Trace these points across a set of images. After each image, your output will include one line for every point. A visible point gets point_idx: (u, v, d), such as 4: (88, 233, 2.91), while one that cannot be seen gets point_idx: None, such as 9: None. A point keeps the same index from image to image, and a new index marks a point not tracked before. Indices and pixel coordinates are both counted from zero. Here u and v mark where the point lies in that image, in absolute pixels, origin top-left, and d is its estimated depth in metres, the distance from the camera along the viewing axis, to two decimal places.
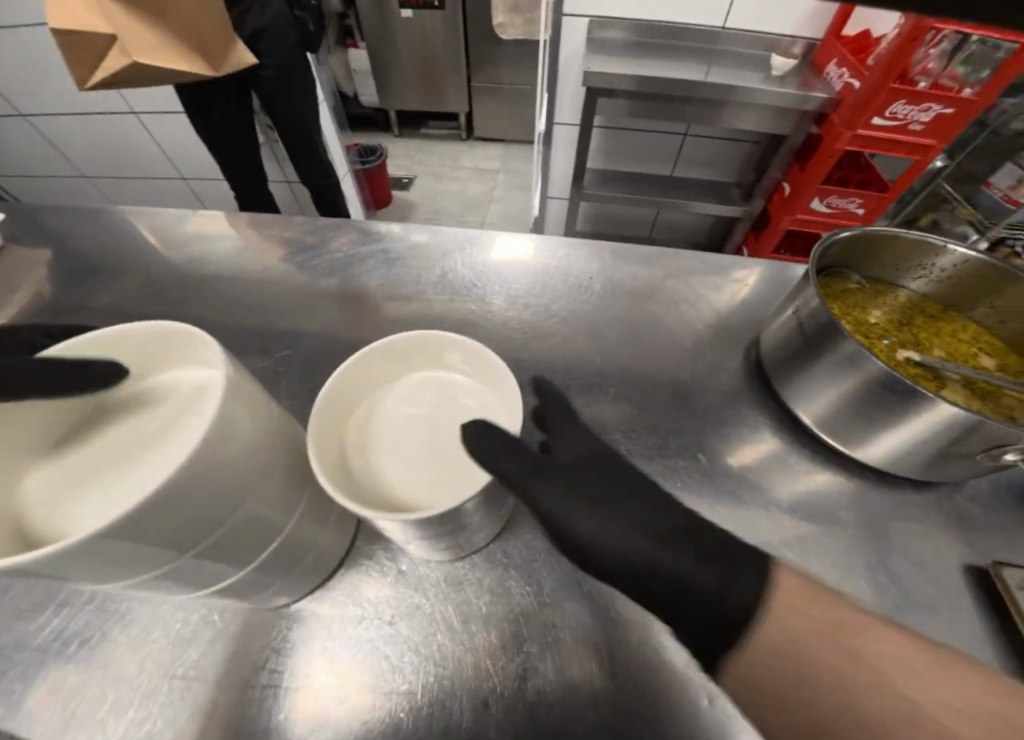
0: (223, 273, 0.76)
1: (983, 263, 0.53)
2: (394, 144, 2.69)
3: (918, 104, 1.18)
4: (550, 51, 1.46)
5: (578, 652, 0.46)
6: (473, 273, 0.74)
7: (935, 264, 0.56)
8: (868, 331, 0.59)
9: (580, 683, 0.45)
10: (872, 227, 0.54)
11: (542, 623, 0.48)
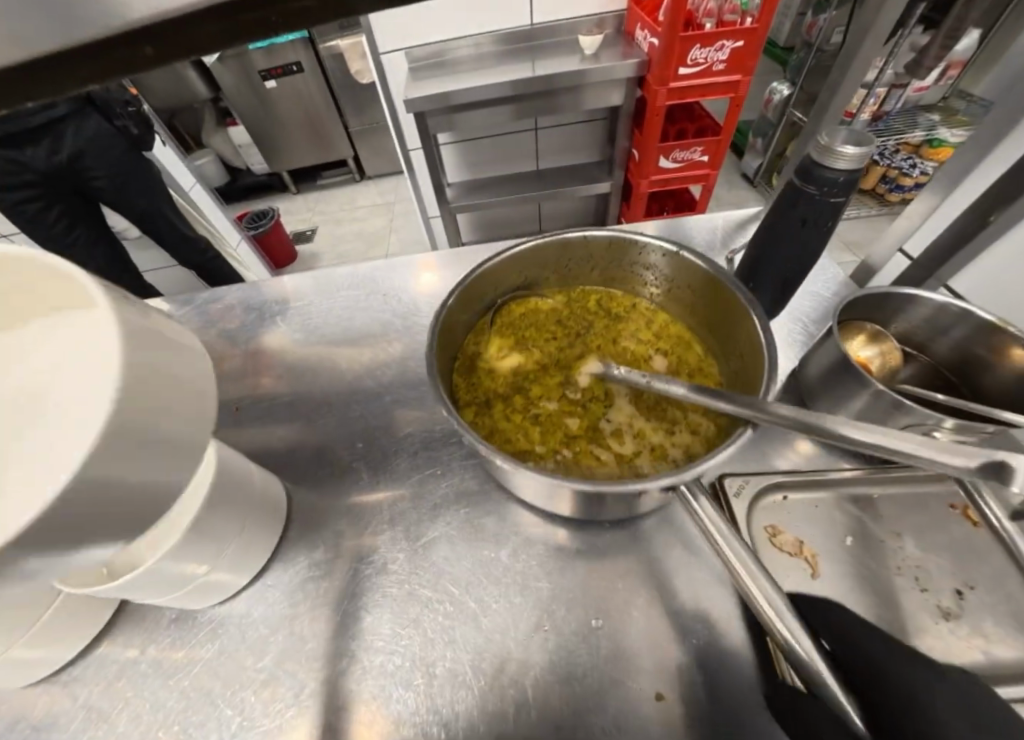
0: None
1: (621, 243, 0.57)
2: (293, 201, 2.73)
3: (711, 45, 1.25)
4: (382, 88, 1.52)
5: (365, 661, 0.41)
6: (284, 316, 0.76)
7: (592, 255, 0.59)
8: (557, 356, 0.60)
9: (362, 698, 0.39)
10: (522, 242, 0.55)
11: (331, 638, 0.43)
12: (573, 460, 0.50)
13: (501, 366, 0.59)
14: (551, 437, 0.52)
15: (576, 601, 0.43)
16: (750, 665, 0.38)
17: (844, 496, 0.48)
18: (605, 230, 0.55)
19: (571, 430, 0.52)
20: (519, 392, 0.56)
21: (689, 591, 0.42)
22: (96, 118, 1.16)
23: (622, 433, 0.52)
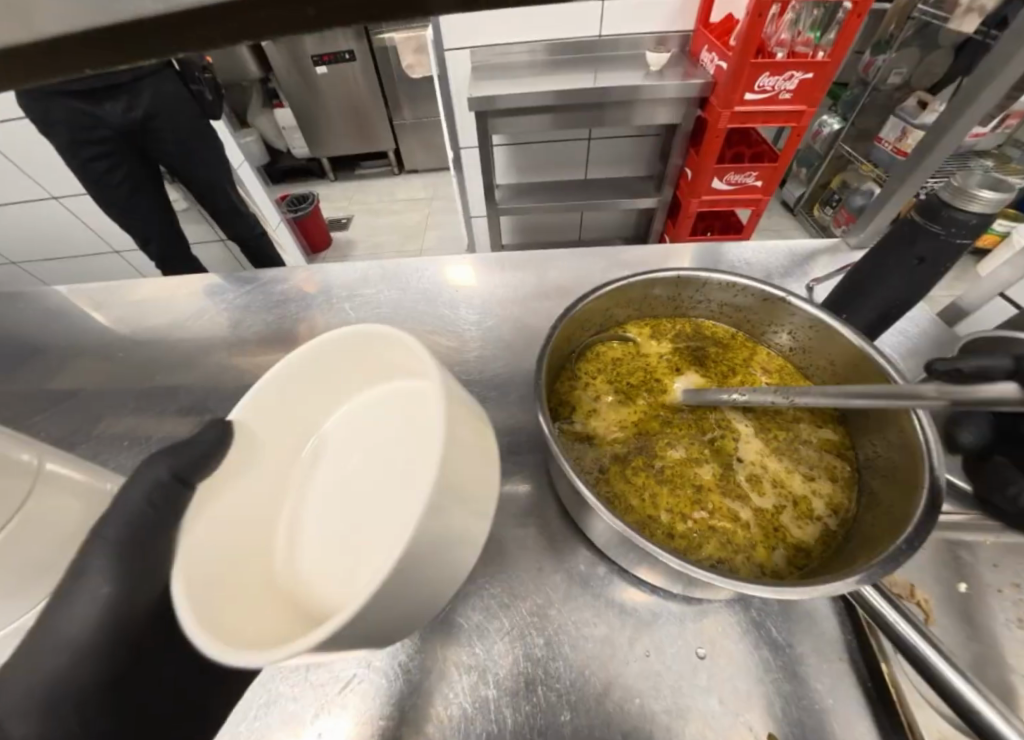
0: (119, 338, 0.79)
1: (731, 284, 0.52)
2: (330, 188, 2.74)
3: (780, 74, 1.20)
4: (442, 85, 1.52)
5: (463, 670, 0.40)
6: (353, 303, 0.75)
7: (692, 295, 0.55)
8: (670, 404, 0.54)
9: (461, 709, 0.38)
10: (619, 279, 0.50)
11: (427, 642, 0.41)
12: (709, 525, 0.44)
13: (609, 412, 0.52)
14: (674, 500, 0.46)
15: (675, 625, 0.41)
16: (866, 712, 0.36)
17: (950, 541, 0.47)
18: (717, 273, 0.51)
19: (696, 490, 0.46)
20: (635, 444, 0.49)
21: (800, 628, 0.41)
22: (162, 88, 1.16)
23: (758, 485, 0.47)
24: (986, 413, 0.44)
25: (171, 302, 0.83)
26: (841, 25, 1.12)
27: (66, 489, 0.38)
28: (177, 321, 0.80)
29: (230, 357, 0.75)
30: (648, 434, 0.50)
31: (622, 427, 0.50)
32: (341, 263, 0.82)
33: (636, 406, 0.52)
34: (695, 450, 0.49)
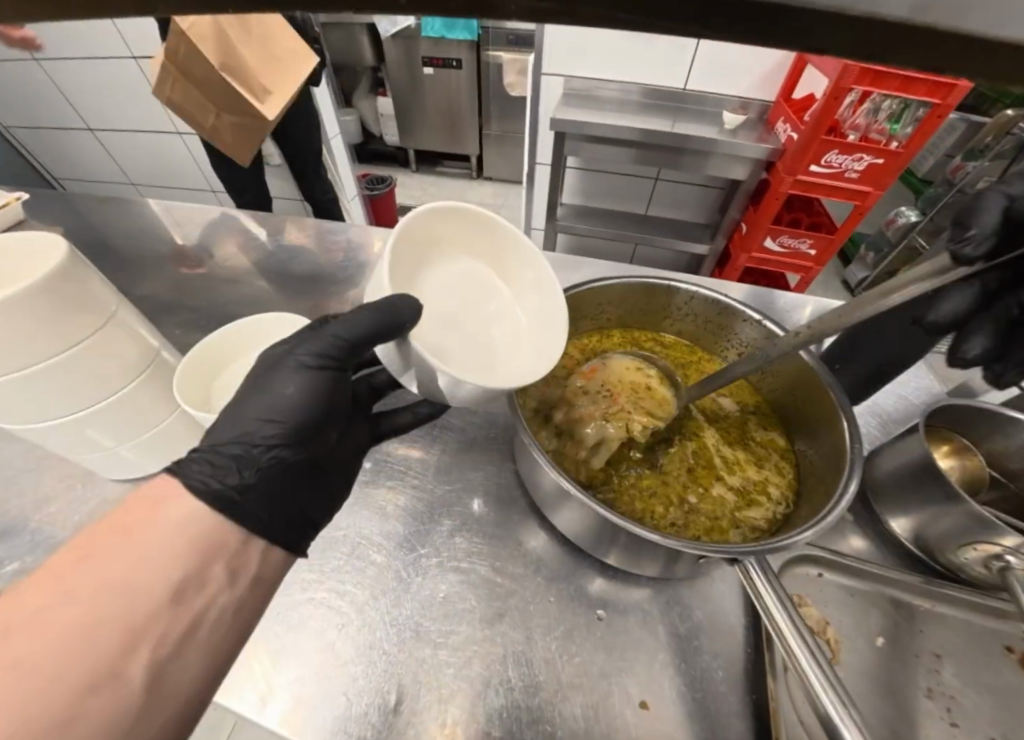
0: (194, 253, 0.91)
1: (714, 301, 0.56)
2: (410, 178, 2.94)
3: (850, 154, 1.21)
4: (530, 106, 1.63)
5: (385, 569, 0.44)
6: None
7: (683, 305, 0.59)
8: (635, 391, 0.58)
9: (369, 600, 0.42)
10: (610, 275, 0.55)
11: (364, 540, 0.46)
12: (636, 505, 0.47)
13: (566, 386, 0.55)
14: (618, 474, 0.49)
15: (588, 591, 0.43)
16: (745, 719, 0.37)
17: (886, 595, 0.45)
18: (698, 285, 0.55)
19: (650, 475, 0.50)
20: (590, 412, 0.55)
21: (701, 625, 0.42)
22: None
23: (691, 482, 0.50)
24: (944, 478, 0.43)
25: (244, 232, 0.94)
26: (919, 122, 1.13)
27: (124, 329, 0.45)
28: (245, 249, 0.92)
29: (279, 288, 0.84)
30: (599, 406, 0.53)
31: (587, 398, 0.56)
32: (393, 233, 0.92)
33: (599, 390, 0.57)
34: (640, 437, 0.53)
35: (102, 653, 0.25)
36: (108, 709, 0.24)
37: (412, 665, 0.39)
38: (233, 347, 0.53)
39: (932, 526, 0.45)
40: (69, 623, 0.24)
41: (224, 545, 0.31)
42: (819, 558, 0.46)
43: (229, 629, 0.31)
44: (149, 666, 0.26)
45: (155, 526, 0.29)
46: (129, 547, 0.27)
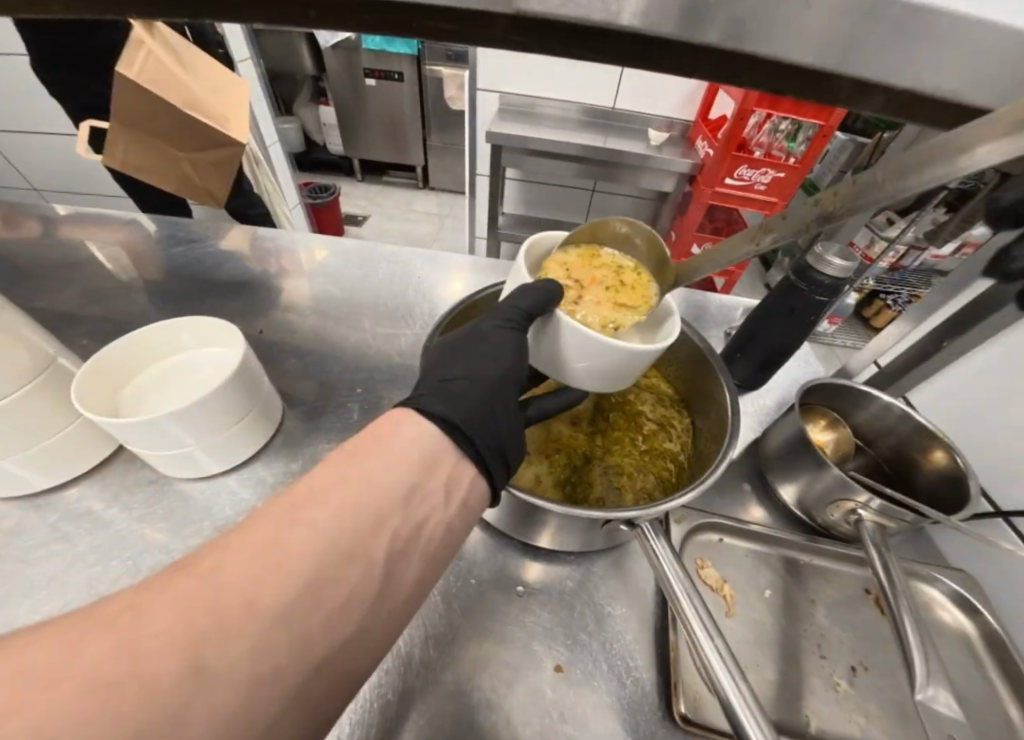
0: (108, 262, 0.86)
1: None
2: (355, 188, 2.89)
3: (758, 168, 1.35)
4: (469, 119, 1.67)
5: None
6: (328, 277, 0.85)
7: None
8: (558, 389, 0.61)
9: None
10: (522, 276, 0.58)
11: None
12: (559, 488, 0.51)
13: (525, 428, 0.56)
14: (604, 485, 0.52)
15: (510, 571, 0.46)
16: (650, 673, 0.41)
17: (776, 554, 0.51)
18: None
19: (632, 463, 0.55)
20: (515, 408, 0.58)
21: (613, 591, 0.45)
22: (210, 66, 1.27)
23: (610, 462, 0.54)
24: (814, 446, 0.50)
25: (166, 240, 0.91)
26: (811, 140, 1.27)
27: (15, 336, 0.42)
28: (167, 257, 0.88)
29: (203, 297, 0.82)
30: (556, 434, 0.56)
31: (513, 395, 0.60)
32: (326, 240, 0.92)
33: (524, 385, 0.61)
34: (561, 426, 0.57)
35: (355, 542, 0.25)
36: (354, 596, 0.25)
37: None
38: (141, 356, 0.51)
39: (809, 490, 0.51)
40: (339, 511, 0.25)
41: (442, 465, 0.31)
42: (713, 525, 0.51)
43: (443, 551, 0.30)
44: (387, 565, 0.26)
45: (398, 442, 0.29)
46: (383, 455, 0.28)
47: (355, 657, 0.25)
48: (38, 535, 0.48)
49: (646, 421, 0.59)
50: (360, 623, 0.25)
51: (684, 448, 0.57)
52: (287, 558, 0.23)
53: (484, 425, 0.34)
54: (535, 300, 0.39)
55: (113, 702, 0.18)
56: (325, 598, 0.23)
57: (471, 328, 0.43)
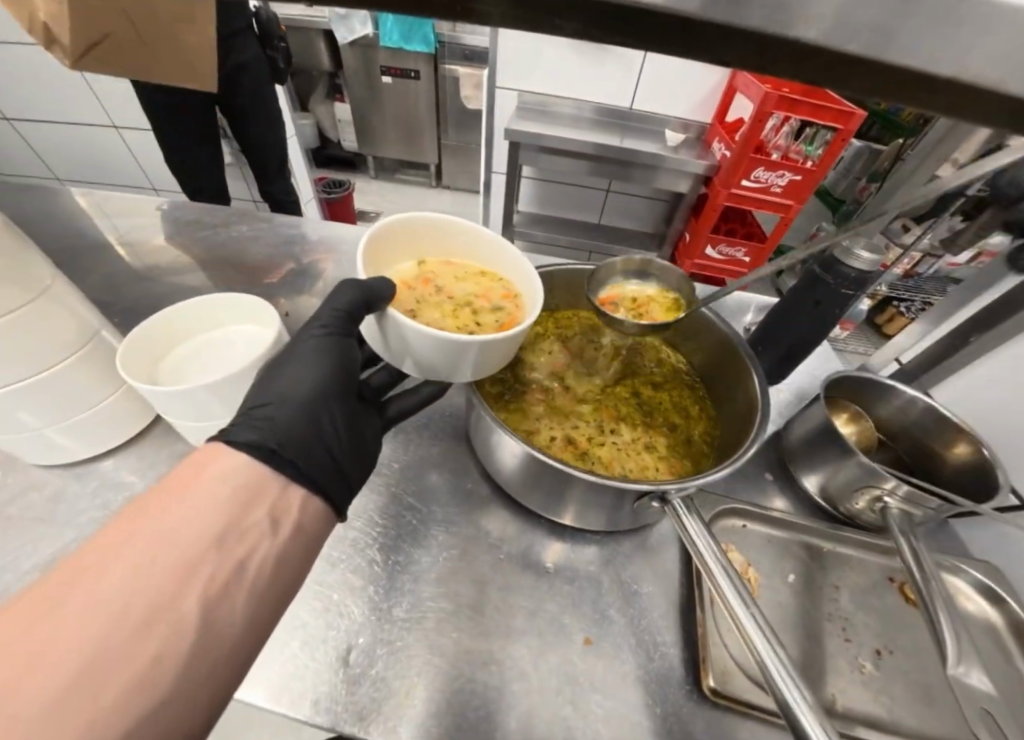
0: (136, 247, 0.88)
1: (643, 282, 0.60)
2: (369, 185, 2.91)
3: (774, 170, 1.35)
4: (487, 117, 1.68)
5: (339, 543, 0.45)
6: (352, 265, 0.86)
7: (615, 287, 0.62)
8: (584, 380, 0.61)
9: (325, 566, 0.43)
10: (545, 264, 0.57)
11: None
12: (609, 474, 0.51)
13: (582, 421, 0.57)
14: (671, 455, 0.55)
15: (536, 548, 0.47)
16: (677, 649, 0.41)
17: (798, 540, 0.51)
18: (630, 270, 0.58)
19: (673, 416, 0.59)
20: (552, 399, 0.58)
21: (641, 569, 0.46)
22: None
23: (650, 446, 0.55)
24: (839, 435, 0.50)
25: (192, 227, 0.92)
26: (828, 144, 1.28)
27: (62, 306, 0.42)
28: (193, 243, 0.89)
29: (229, 282, 0.83)
30: (611, 416, 0.58)
31: (548, 389, 0.59)
32: (348, 229, 0.92)
33: (557, 380, 0.60)
34: (599, 417, 0.57)
35: (154, 599, 0.25)
36: (159, 655, 0.24)
37: (368, 625, 0.40)
38: (182, 328, 0.52)
39: (834, 479, 0.52)
40: (132, 572, 0.26)
41: (262, 497, 0.31)
42: (736, 510, 0.52)
43: (276, 579, 0.30)
44: (202, 612, 0.26)
45: (201, 490, 0.29)
46: (182, 507, 0.28)
47: (170, 716, 0.24)
48: (77, 501, 0.49)
49: (670, 396, 0.61)
50: (177, 674, 0.25)
51: (712, 429, 0.58)
52: (58, 643, 0.23)
53: (306, 440, 0.35)
54: (348, 302, 0.39)
55: None
56: (120, 665, 0.23)
57: (310, 328, 0.41)
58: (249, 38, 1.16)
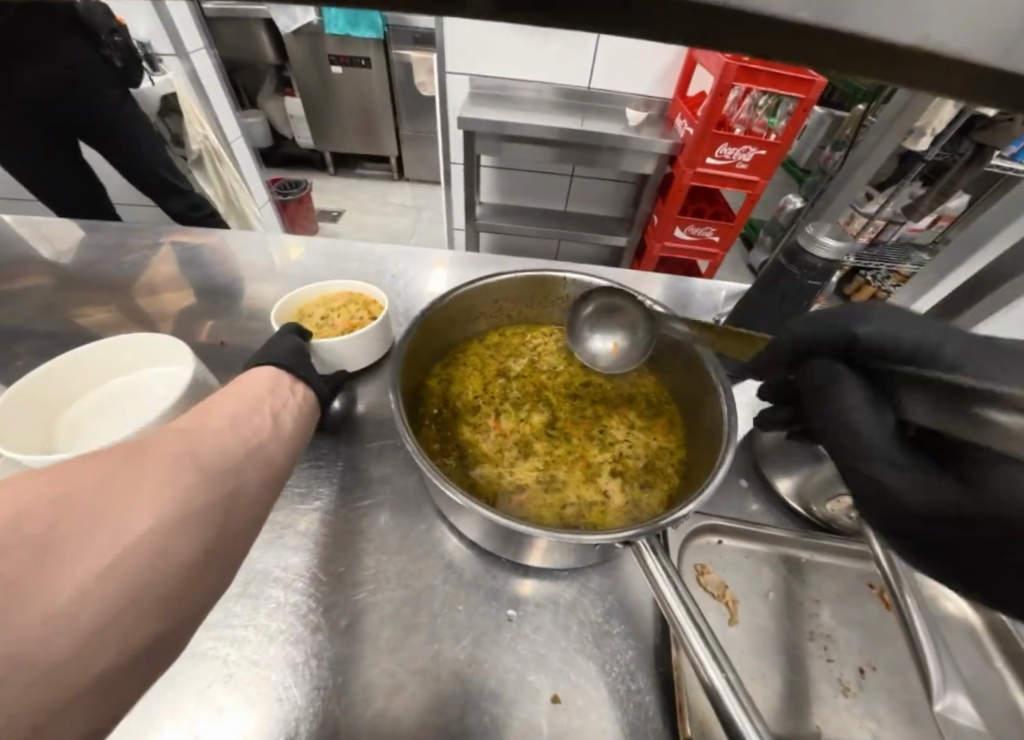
0: (53, 276, 0.80)
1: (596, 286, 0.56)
2: (328, 182, 2.78)
3: (738, 146, 1.31)
4: (441, 105, 1.60)
5: (277, 610, 0.41)
6: (297, 282, 0.80)
7: (567, 293, 0.59)
8: (543, 400, 0.57)
9: (259, 642, 0.39)
10: (480, 278, 0.53)
11: (258, 581, 0.42)
12: (584, 510, 0.47)
13: (549, 449, 0.53)
14: (635, 471, 0.51)
15: (500, 592, 0.43)
16: (653, 694, 0.38)
17: (775, 551, 0.49)
18: (582, 275, 0.55)
19: (641, 427, 0.56)
20: (513, 429, 0.54)
21: (611, 606, 0.43)
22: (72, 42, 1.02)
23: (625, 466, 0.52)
24: None
25: (117, 250, 0.84)
26: (792, 115, 1.24)
27: None
28: (119, 267, 0.81)
29: (157, 309, 0.75)
30: (583, 438, 0.54)
31: (508, 419, 0.55)
32: (291, 242, 0.86)
33: (518, 406, 0.56)
34: (568, 442, 0.54)
35: (241, 410, 0.37)
36: (255, 435, 0.35)
37: (313, 703, 0.36)
38: (107, 364, 0.47)
39: (809, 484, 0.49)
40: (218, 407, 0.36)
41: (284, 381, 0.44)
42: (705, 529, 0.49)
43: (288, 465, 0.37)
44: (272, 422, 0.38)
45: (241, 383, 0.41)
46: (236, 388, 0.40)
47: (268, 473, 0.34)
48: None
49: (637, 407, 0.58)
50: (266, 446, 0.35)
51: (679, 438, 0.54)
52: (151, 442, 0.29)
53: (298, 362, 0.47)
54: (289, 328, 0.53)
55: (97, 478, 0.24)
56: (230, 433, 0.34)
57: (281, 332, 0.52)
58: (73, 35, 1.02)
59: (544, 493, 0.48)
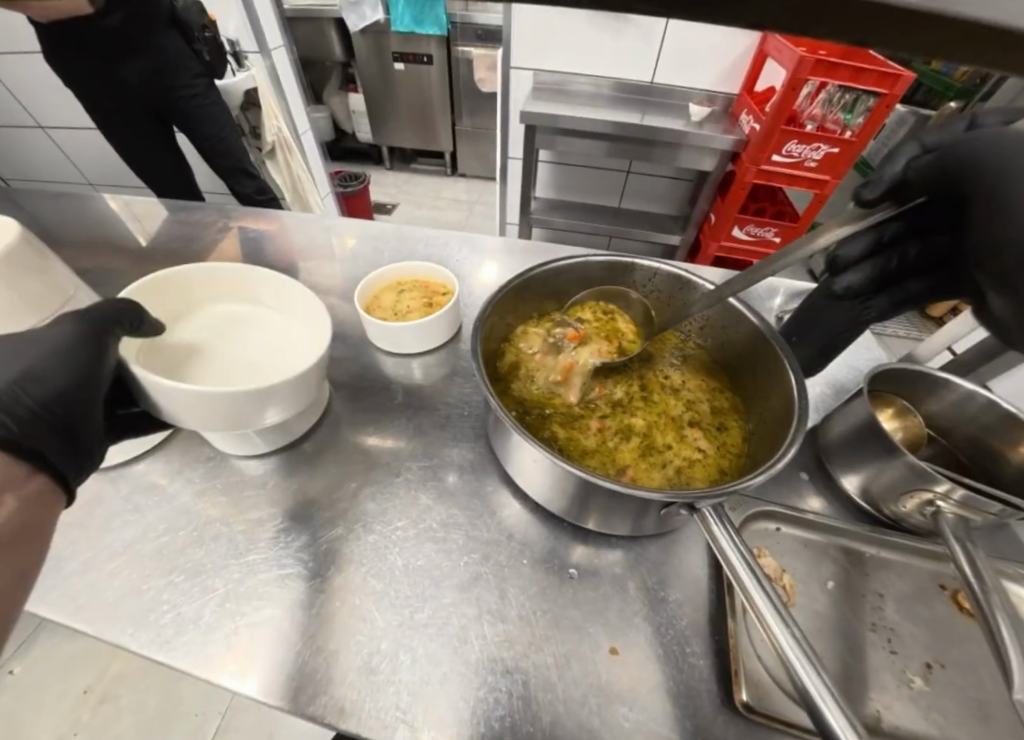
0: (157, 250, 0.89)
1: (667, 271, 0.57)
2: (385, 176, 2.89)
3: (808, 143, 1.26)
4: (502, 100, 1.63)
5: (359, 549, 0.45)
6: (368, 264, 0.85)
7: (637, 276, 0.60)
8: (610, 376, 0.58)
9: (345, 573, 0.43)
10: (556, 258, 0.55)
11: (342, 522, 0.47)
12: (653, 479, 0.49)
13: (616, 420, 0.54)
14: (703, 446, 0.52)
15: (561, 554, 0.46)
16: (708, 659, 0.40)
17: (836, 543, 0.48)
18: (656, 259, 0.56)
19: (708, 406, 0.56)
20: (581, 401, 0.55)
21: (669, 575, 0.44)
22: (174, 37, 1.12)
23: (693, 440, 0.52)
24: (885, 433, 0.47)
25: (212, 229, 0.93)
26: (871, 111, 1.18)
27: None
28: (213, 245, 0.90)
29: None
30: (651, 411, 0.55)
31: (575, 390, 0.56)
32: (364, 227, 0.92)
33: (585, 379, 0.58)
34: (636, 415, 0.54)
35: None
36: None
37: (390, 629, 0.40)
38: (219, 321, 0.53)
39: (877, 480, 0.48)
40: None
41: None
42: (764, 513, 0.49)
43: None
44: None
45: None
46: None
47: None
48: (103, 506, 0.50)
49: (703, 388, 0.58)
50: None
51: (747, 418, 0.54)
52: None
53: None
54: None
55: None
56: None
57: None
58: (170, 29, 1.11)
59: (612, 461, 0.50)
